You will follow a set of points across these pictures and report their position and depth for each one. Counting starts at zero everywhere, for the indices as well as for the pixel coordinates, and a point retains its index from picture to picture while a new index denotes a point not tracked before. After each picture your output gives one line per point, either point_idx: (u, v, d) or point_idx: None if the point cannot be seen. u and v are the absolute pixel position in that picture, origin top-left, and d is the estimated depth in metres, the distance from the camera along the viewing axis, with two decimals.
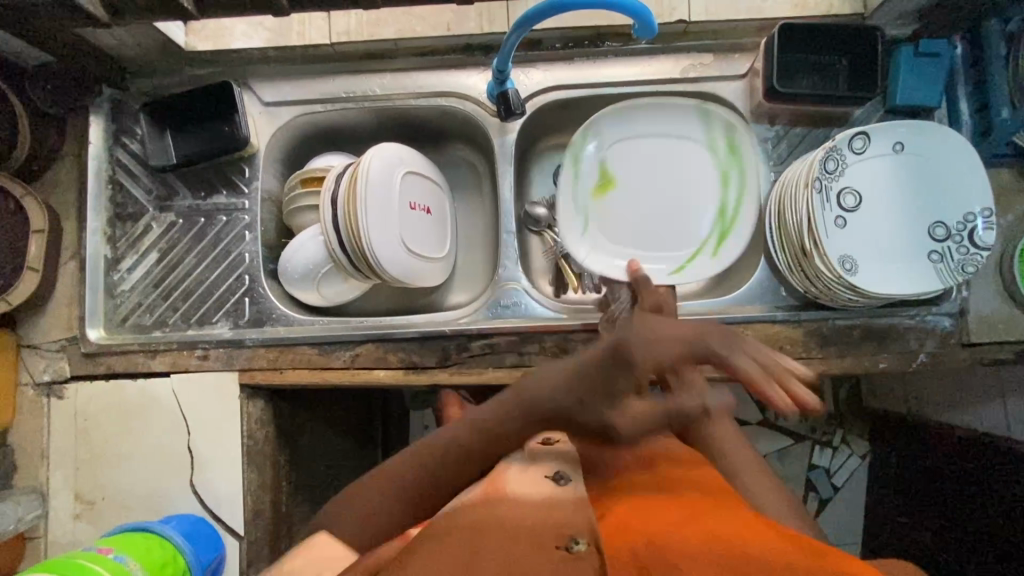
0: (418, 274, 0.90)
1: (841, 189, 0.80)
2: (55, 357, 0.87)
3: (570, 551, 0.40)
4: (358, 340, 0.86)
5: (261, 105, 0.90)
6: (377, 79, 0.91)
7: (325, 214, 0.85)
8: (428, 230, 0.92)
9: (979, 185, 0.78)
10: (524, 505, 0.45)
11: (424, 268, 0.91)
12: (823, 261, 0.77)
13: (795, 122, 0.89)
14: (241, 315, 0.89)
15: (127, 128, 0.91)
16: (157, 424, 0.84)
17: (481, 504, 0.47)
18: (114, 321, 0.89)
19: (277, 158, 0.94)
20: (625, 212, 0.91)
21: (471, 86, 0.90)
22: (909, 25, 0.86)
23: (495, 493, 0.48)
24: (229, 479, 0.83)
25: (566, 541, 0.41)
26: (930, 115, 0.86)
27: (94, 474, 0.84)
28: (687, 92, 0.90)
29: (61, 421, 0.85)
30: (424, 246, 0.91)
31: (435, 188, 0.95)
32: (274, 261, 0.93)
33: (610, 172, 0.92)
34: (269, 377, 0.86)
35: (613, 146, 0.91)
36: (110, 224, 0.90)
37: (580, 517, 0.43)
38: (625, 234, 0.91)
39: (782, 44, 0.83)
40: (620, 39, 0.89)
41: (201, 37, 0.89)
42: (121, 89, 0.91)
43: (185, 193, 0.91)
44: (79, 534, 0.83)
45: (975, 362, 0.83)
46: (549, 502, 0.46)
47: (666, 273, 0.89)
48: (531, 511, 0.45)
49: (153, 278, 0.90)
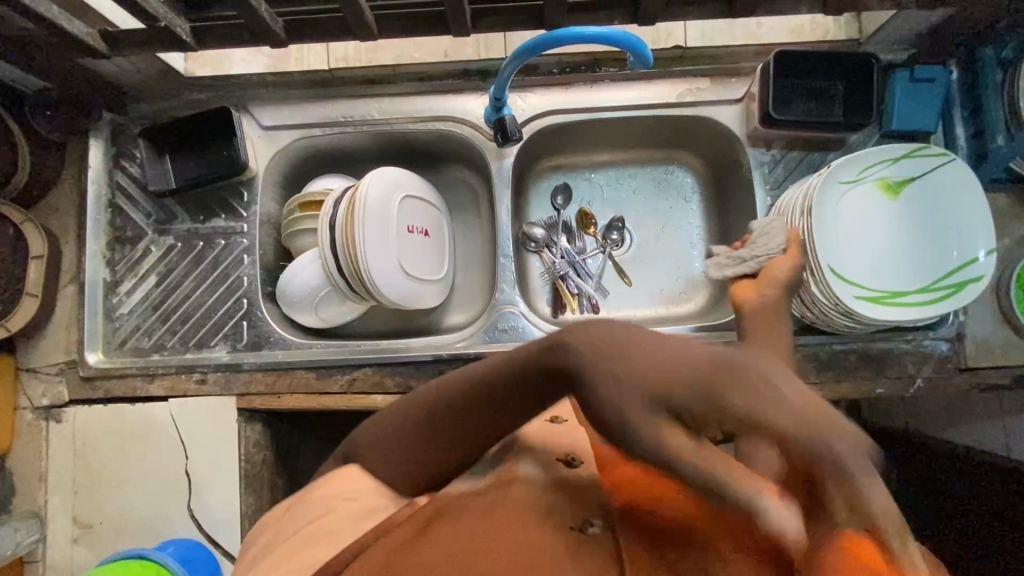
0: (416, 292, 0.90)
1: (837, 216, 0.80)
2: (53, 381, 0.88)
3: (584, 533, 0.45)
4: (356, 364, 0.86)
5: (259, 128, 0.91)
6: (374, 103, 0.91)
7: (323, 236, 0.85)
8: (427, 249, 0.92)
9: (977, 212, 0.78)
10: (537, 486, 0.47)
11: (424, 286, 0.91)
12: (821, 289, 0.77)
13: (791, 146, 0.89)
14: (239, 338, 0.89)
15: (126, 152, 0.91)
16: (155, 448, 0.84)
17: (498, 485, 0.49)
18: (112, 344, 0.89)
19: (276, 181, 0.94)
20: (863, 233, 0.80)
21: (469, 110, 0.90)
22: (904, 50, 0.86)
23: (508, 476, 0.50)
24: (226, 503, 0.83)
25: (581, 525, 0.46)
26: (925, 140, 0.87)
27: (92, 499, 0.84)
28: (684, 116, 0.91)
29: (59, 445, 0.85)
30: (426, 264, 0.92)
31: (432, 209, 0.95)
32: (272, 284, 0.94)
33: (904, 189, 0.80)
34: (267, 401, 0.86)
35: (908, 171, 0.80)
36: (109, 248, 0.90)
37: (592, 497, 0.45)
38: (854, 248, 0.79)
39: (777, 70, 0.84)
40: (616, 64, 0.90)
41: (201, 64, 0.90)
42: (120, 113, 0.91)
43: (184, 217, 0.92)
44: (76, 558, 0.83)
45: (972, 387, 0.84)
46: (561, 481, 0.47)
47: (830, 264, 0.77)
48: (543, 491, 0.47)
49: (151, 301, 0.90)
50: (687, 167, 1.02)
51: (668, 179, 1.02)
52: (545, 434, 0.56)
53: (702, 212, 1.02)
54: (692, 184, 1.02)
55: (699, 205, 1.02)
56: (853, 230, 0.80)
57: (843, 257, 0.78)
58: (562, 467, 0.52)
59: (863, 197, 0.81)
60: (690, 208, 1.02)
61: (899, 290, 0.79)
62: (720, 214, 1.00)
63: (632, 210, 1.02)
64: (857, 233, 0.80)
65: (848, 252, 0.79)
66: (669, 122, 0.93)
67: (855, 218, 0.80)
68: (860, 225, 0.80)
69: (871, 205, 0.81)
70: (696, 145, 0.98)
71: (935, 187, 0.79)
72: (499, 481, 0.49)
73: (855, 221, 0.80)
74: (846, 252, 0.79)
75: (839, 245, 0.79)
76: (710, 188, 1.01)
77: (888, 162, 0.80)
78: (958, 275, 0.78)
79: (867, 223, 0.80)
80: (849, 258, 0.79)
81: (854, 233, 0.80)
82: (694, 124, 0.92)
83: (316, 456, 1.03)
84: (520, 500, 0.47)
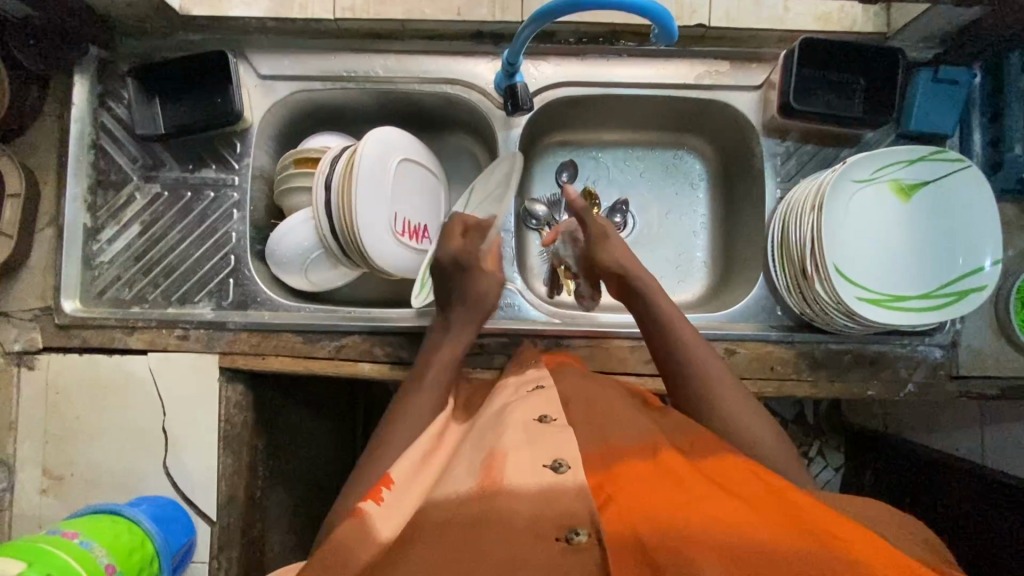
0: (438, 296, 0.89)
1: (846, 213, 0.78)
2: (27, 327, 0.84)
3: (570, 543, 0.44)
4: (346, 330, 0.84)
5: (256, 77, 0.87)
6: (380, 60, 0.87)
7: (318, 197, 0.81)
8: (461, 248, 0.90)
9: (990, 221, 0.76)
10: (523, 496, 0.47)
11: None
12: (825, 287, 0.75)
13: (806, 139, 0.87)
14: (224, 296, 0.86)
15: (114, 92, 0.87)
16: (131, 403, 0.81)
17: (483, 495, 0.48)
18: (91, 293, 0.86)
19: (271, 134, 0.90)
20: (866, 232, 0.79)
21: (479, 74, 0.87)
22: (929, 49, 0.84)
23: (491, 484, 0.48)
24: (204, 462, 0.81)
25: (566, 534, 0.44)
26: (941, 143, 0.85)
27: (63, 450, 0.81)
28: (699, 99, 0.88)
29: (30, 393, 0.82)
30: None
31: (430, 201, 0.92)
32: (262, 242, 0.90)
33: (914, 192, 0.79)
34: (250, 362, 0.83)
35: (921, 176, 0.79)
36: (91, 192, 0.86)
37: (579, 508, 0.45)
38: (855, 246, 0.79)
39: (801, 58, 0.81)
40: (636, 38, 0.86)
41: (196, 2, 0.84)
42: (108, 49, 0.86)
43: (172, 164, 0.88)
44: (45, 509, 0.81)
45: (962, 394, 0.83)
46: (547, 492, 0.47)
47: (833, 261, 0.76)
48: (530, 503, 0.46)
49: (134, 251, 0.87)
50: (696, 153, 0.99)
51: (676, 164, 1.00)
52: (533, 434, 0.53)
53: (708, 201, 1.00)
54: (700, 171, 1.00)
55: (704, 193, 1.00)
56: (857, 228, 0.79)
57: (843, 254, 0.77)
58: (550, 473, 0.48)
59: (875, 196, 0.80)
60: (695, 195, 1.00)
61: (901, 294, 0.78)
62: (724, 203, 0.98)
63: (638, 193, 1.00)
64: (860, 230, 0.79)
65: (849, 252, 0.78)
66: (684, 105, 0.90)
67: (862, 217, 0.79)
68: (867, 224, 0.79)
69: (878, 205, 0.80)
70: (708, 131, 0.95)
71: (945, 191, 0.78)
72: (483, 489, 0.48)
73: (861, 218, 0.79)
74: (846, 249, 0.78)
75: (841, 243, 0.78)
76: (718, 176, 0.99)
77: (904, 164, 0.79)
78: (960, 281, 0.77)
79: (872, 222, 0.79)
80: (850, 256, 0.78)
81: (858, 232, 0.79)
82: (708, 109, 0.90)
83: (295, 421, 1.01)
84: (506, 514, 0.46)
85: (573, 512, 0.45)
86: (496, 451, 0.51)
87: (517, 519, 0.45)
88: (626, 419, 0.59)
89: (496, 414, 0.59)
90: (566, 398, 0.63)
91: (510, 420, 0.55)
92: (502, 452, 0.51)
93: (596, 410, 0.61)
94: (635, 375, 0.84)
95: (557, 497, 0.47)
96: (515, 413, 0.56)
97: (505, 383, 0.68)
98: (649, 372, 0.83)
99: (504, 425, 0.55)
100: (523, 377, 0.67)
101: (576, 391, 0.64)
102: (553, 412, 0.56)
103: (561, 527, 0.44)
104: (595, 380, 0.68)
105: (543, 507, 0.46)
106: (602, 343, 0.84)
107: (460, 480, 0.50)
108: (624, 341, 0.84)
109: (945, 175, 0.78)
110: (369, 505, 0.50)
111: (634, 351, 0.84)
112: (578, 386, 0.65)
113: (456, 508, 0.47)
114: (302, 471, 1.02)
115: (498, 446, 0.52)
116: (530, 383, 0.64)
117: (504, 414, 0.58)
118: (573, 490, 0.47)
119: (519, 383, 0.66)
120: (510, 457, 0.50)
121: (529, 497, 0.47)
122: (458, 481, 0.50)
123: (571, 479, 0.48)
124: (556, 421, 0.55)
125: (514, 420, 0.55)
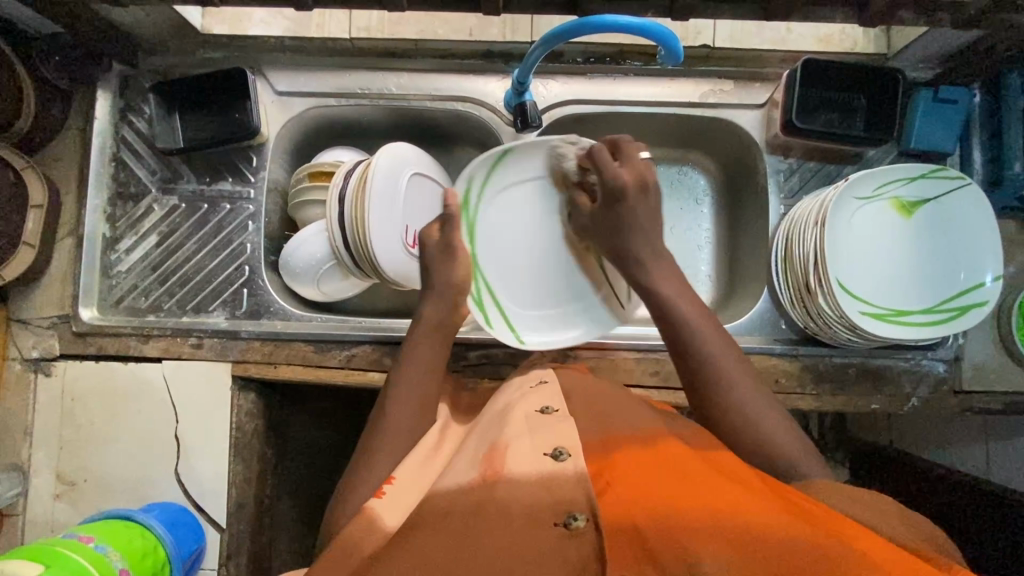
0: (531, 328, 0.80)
1: (849, 229, 0.80)
2: (44, 334, 0.85)
3: (569, 528, 0.45)
4: (357, 339, 0.86)
5: (274, 94, 0.89)
6: (393, 78, 0.90)
7: (332, 211, 0.83)
8: (512, 273, 0.80)
9: (989, 237, 0.78)
10: (523, 484, 0.48)
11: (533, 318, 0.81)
12: (827, 301, 0.77)
13: (808, 156, 0.89)
14: (238, 306, 0.88)
15: (135, 107, 0.89)
16: (144, 410, 0.83)
17: (484, 484, 0.50)
18: (108, 301, 0.88)
19: (286, 149, 0.93)
20: (868, 249, 0.81)
21: (490, 92, 0.89)
22: (930, 70, 0.86)
23: (493, 474, 0.50)
24: (214, 469, 0.82)
25: (565, 519, 0.45)
26: (941, 161, 0.87)
27: (76, 456, 0.82)
28: (704, 117, 0.90)
29: (46, 398, 0.83)
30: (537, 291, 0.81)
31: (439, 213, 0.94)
32: (275, 253, 0.92)
33: (917, 210, 0.81)
34: (262, 370, 0.85)
35: (925, 195, 0.80)
36: (110, 203, 0.89)
37: (578, 496, 0.46)
38: (858, 262, 0.80)
39: (803, 78, 0.83)
40: (643, 58, 0.90)
41: (217, 21, 0.91)
42: (130, 65, 0.89)
43: (189, 177, 0.90)
44: (57, 515, 0.82)
45: (966, 409, 0.84)
46: (546, 479, 0.48)
47: (835, 277, 0.77)
48: (529, 490, 0.48)
49: (150, 261, 0.89)
50: (701, 169, 1.01)
51: (681, 180, 1.02)
52: (535, 425, 0.55)
53: (713, 216, 1.01)
54: (704, 186, 1.01)
55: (708, 208, 1.01)
56: (860, 245, 0.80)
57: (845, 270, 0.79)
58: (550, 461, 0.50)
59: (876, 214, 0.81)
60: (700, 210, 1.02)
61: (903, 308, 0.79)
62: (729, 218, 1.00)
63: None
64: (863, 248, 0.81)
65: (851, 268, 0.79)
66: (690, 122, 0.92)
67: (866, 235, 0.81)
68: (871, 242, 0.81)
69: (880, 224, 0.81)
70: (712, 147, 0.97)
71: (951, 208, 0.79)
72: (484, 479, 0.50)
73: (864, 235, 0.81)
74: (849, 268, 0.79)
75: (843, 259, 0.79)
76: (724, 192, 1.00)
77: (905, 181, 0.80)
78: (962, 296, 0.78)
79: (875, 239, 0.81)
80: (853, 272, 0.79)
81: (860, 250, 0.80)
82: (712, 126, 0.92)
83: (302, 430, 1.02)
84: (506, 502, 0.47)
85: (573, 499, 0.46)
86: (499, 445, 0.53)
87: (514, 507, 0.47)
88: (633, 411, 0.60)
89: (501, 410, 0.60)
90: (569, 393, 0.64)
91: (515, 416, 0.56)
92: (504, 445, 0.52)
93: (604, 408, 0.61)
94: (640, 388, 0.85)
95: (558, 483, 0.48)
96: (519, 406, 0.58)
97: (509, 382, 0.69)
98: (655, 385, 0.84)
99: (507, 418, 0.56)
100: (527, 376, 0.68)
101: (586, 390, 0.65)
102: (554, 403, 0.58)
103: (561, 513, 0.46)
104: (596, 378, 0.69)
105: (545, 494, 0.47)
106: (610, 355, 0.85)
107: (463, 472, 0.52)
108: (631, 354, 0.85)
109: (949, 195, 0.79)
110: (373, 501, 0.53)
111: (639, 363, 0.85)
112: (580, 381, 0.66)
113: (463, 495, 0.50)
114: (308, 480, 1.02)
115: (500, 440, 0.53)
116: (533, 379, 0.66)
117: (506, 410, 0.59)
118: (572, 480, 0.48)
119: (523, 379, 0.67)
120: (512, 448, 0.52)
121: (528, 485, 0.48)
122: (463, 473, 0.52)
123: (570, 466, 0.49)
124: (558, 411, 0.57)
125: (516, 414, 0.57)
